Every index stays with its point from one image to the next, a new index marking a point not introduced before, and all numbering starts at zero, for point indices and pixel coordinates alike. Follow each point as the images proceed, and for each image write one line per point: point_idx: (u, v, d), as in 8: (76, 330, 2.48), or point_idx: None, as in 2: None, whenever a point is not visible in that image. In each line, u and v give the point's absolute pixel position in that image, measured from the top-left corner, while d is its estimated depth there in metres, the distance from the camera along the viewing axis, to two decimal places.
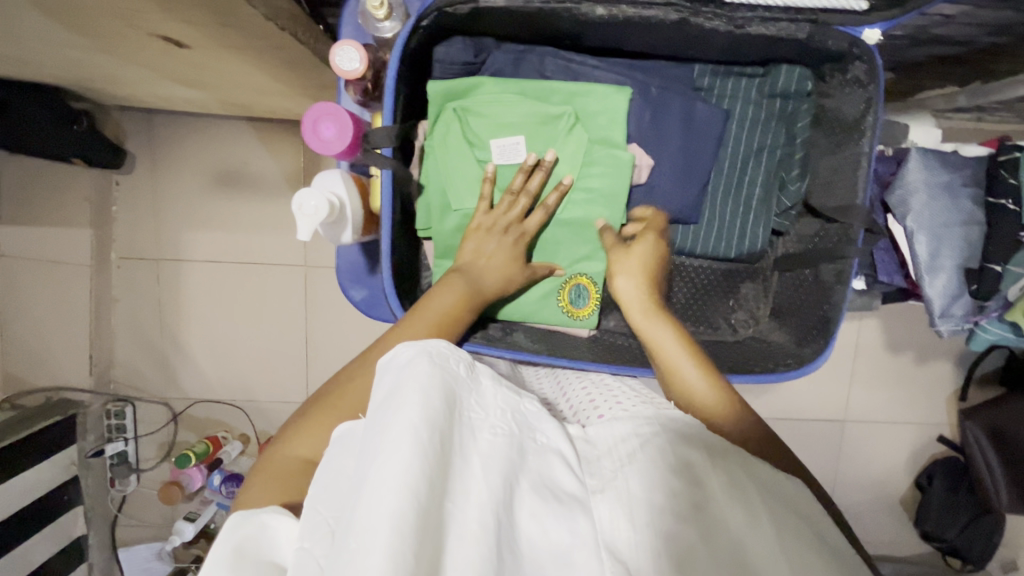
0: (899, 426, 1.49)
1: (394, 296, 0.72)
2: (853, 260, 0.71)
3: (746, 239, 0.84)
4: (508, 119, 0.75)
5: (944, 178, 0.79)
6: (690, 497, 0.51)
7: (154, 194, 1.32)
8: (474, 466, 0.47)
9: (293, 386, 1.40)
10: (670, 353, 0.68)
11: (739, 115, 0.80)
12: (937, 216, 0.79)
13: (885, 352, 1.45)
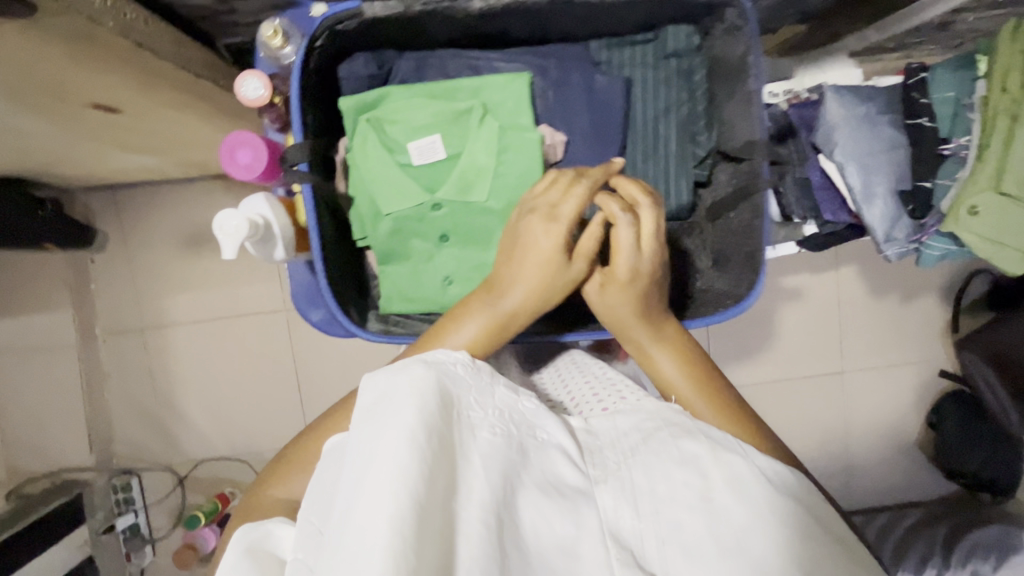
0: (900, 367, 1.48)
1: (337, 308, 0.73)
2: (766, 193, 0.76)
3: (675, 199, 0.82)
4: (419, 121, 0.75)
5: (861, 110, 0.85)
6: (702, 490, 0.50)
7: (128, 265, 1.35)
8: (470, 471, 0.47)
9: (293, 431, 1.41)
10: (669, 379, 0.69)
11: (641, 81, 0.81)
12: (860, 145, 0.84)
13: (869, 298, 1.45)
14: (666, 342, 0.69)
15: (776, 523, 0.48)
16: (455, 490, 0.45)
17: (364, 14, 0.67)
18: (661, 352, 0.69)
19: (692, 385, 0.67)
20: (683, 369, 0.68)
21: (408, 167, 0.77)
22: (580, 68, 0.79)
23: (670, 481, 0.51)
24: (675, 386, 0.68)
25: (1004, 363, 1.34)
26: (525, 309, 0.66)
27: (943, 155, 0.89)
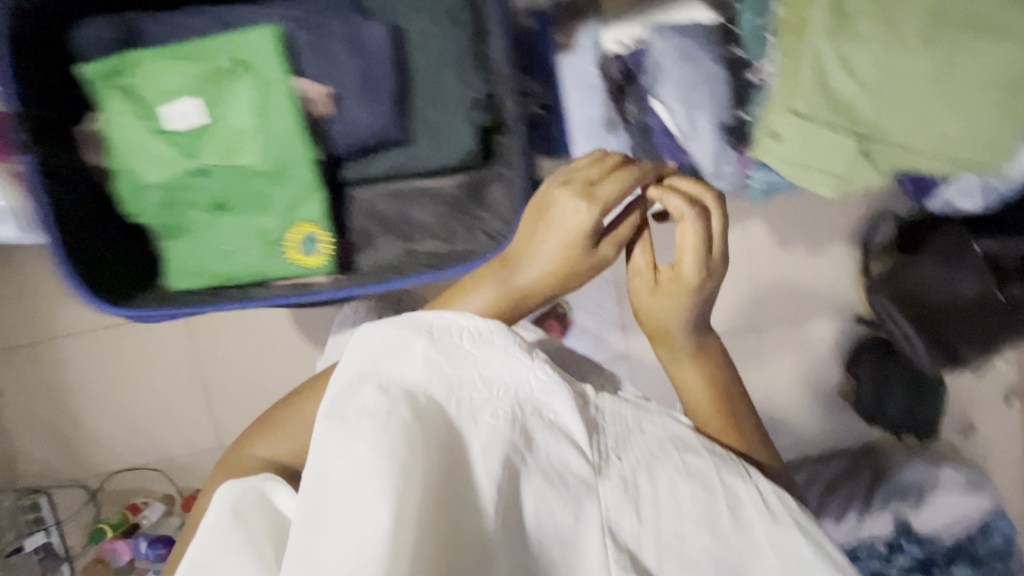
0: (817, 318, 1.48)
1: (84, 289, 0.79)
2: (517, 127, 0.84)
3: (450, 145, 0.87)
4: (173, 85, 0.79)
5: (686, 45, 0.86)
6: (721, 514, 0.60)
7: (12, 280, 1.30)
8: (468, 465, 0.53)
9: (206, 435, 1.38)
10: (688, 393, 0.83)
11: (411, 24, 0.85)
12: (685, 82, 0.86)
13: (778, 250, 1.45)
14: (691, 353, 0.82)
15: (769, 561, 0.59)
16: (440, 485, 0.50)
17: None
18: (690, 365, 0.82)
19: (710, 399, 0.81)
20: (706, 389, 0.82)
21: (168, 132, 0.80)
22: (339, 21, 0.83)
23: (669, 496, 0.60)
24: (697, 399, 0.82)
25: (911, 301, 1.34)
26: (548, 294, 0.75)
27: (757, 84, 0.86)
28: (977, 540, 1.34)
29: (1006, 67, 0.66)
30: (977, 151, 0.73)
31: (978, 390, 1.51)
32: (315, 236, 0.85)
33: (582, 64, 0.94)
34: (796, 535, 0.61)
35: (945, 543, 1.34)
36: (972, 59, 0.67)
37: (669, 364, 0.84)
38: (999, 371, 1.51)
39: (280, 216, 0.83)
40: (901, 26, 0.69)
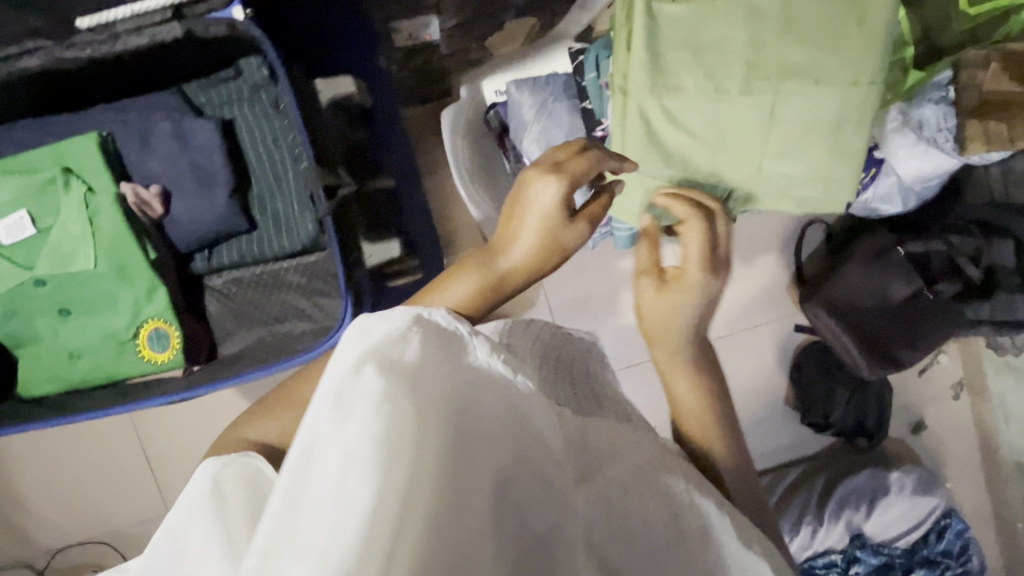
0: (756, 330, 1.48)
1: None
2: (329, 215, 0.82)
3: (286, 229, 1.03)
4: (6, 203, 0.95)
5: (546, 100, 0.87)
6: (709, 549, 0.45)
7: None
8: (485, 469, 0.40)
9: (148, 502, 1.36)
10: (682, 402, 0.66)
11: (237, 119, 1.02)
12: (546, 137, 0.87)
13: None
14: (690, 367, 0.68)
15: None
16: (471, 473, 0.39)
17: None
18: (683, 371, 0.67)
19: (707, 412, 0.65)
20: (698, 395, 0.66)
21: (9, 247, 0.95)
22: (165, 118, 0.99)
23: (664, 526, 0.44)
24: (687, 406, 0.66)
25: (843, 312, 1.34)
26: (527, 278, 0.66)
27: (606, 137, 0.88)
28: (931, 542, 1.33)
29: (810, 117, 0.76)
30: (807, 189, 0.80)
31: (921, 385, 1.51)
32: (163, 330, 0.96)
33: (464, 118, 0.95)
34: (779, 559, 0.49)
35: (899, 547, 1.34)
36: (785, 114, 0.76)
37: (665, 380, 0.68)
38: (941, 366, 1.51)
39: (128, 316, 0.95)
40: (720, 89, 0.75)
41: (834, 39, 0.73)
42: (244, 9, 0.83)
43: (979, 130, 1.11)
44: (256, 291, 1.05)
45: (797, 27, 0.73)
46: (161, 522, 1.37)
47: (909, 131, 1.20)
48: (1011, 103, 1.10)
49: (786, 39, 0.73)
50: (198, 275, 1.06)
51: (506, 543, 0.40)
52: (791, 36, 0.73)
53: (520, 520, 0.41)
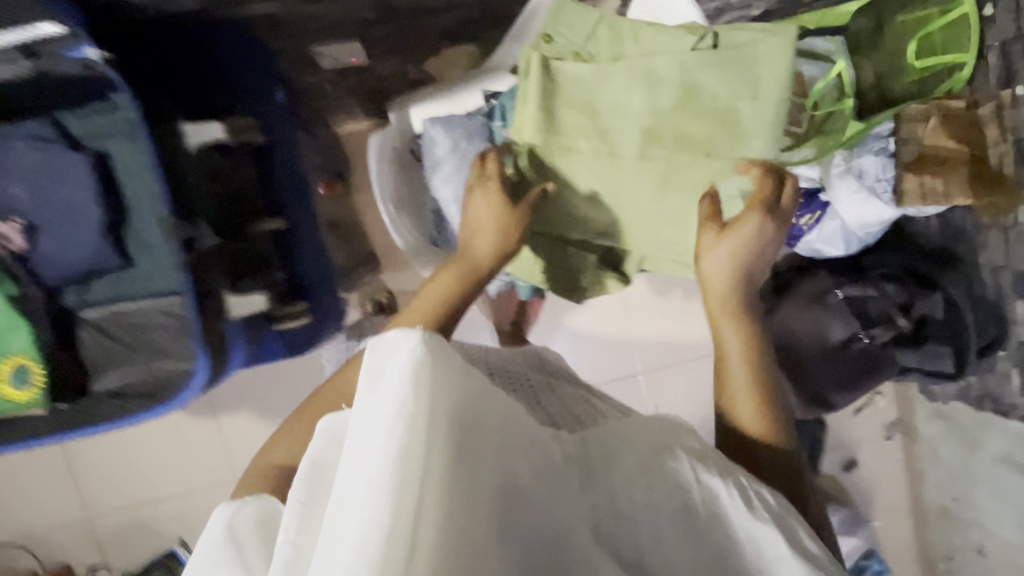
0: (698, 362, 1.48)
1: None
2: None
3: (159, 272, 0.90)
4: None
5: (460, 140, 0.84)
6: (699, 515, 0.51)
7: None
8: (507, 463, 0.46)
9: (69, 506, 1.34)
10: (728, 364, 0.69)
11: (105, 140, 0.87)
12: (458, 178, 0.84)
13: (652, 296, 1.45)
14: (743, 323, 0.70)
15: (774, 563, 0.49)
16: (494, 477, 0.44)
17: None
18: (732, 328, 0.70)
19: (747, 372, 0.68)
20: (745, 347, 0.69)
21: None
22: (22, 139, 0.84)
23: (662, 500, 0.51)
24: (731, 368, 0.69)
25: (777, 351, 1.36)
26: (495, 264, 0.74)
27: None
28: None
29: (703, 188, 0.75)
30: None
31: (857, 424, 1.53)
32: (27, 369, 0.86)
33: (392, 143, 0.93)
34: (794, 525, 0.52)
35: None
36: (679, 182, 0.74)
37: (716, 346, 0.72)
38: (878, 406, 1.53)
39: None
40: (614, 152, 0.74)
41: (730, 111, 0.69)
42: (101, 52, 0.77)
43: (916, 183, 1.12)
44: (140, 324, 0.92)
45: (692, 97, 0.71)
46: (81, 527, 1.34)
47: (851, 178, 1.18)
48: (950, 159, 1.11)
49: (683, 108, 0.71)
50: (69, 310, 0.91)
51: (525, 542, 0.45)
52: (687, 106, 0.70)
53: (534, 524, 0.46)
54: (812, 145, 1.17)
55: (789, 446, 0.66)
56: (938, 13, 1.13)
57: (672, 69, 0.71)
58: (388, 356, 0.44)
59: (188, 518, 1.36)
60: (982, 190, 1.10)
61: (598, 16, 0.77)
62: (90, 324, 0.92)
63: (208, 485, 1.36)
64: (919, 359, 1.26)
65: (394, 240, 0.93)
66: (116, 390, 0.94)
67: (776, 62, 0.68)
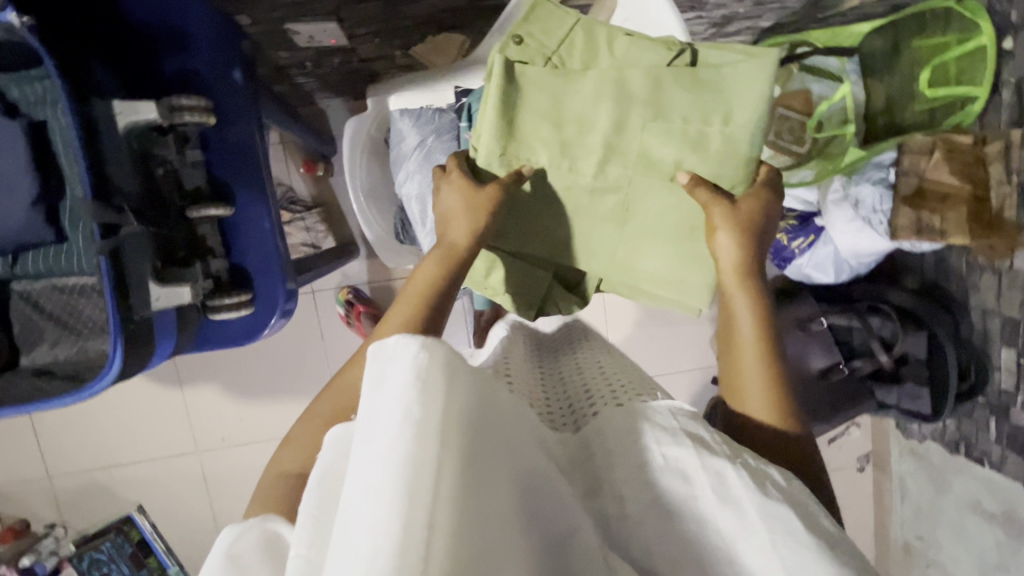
0: (672, 376, 1.45)
1: None
2: (104, 260, 0.59)
3: (57, 258, 0.73)
4: None
5: (428, 137, 0.80)
6: (707, 504, 0.44)
7: None
8: (512, 455, 0.43)
9: (31, 464, 1.34)
10: (738, 349, 0.60)
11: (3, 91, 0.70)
12: (420, 177, 0.80)
13: (634, 307, 1.41)
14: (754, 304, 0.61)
15: (792, 545, 0.40)
16: (501, 469, 0.41)
17: None
18: (744, 302, 0.62)
19: (759, 358, 0.59)
20: (758, 325, 0.60)
21: None
22: None
23: (670, 489, 0.45)
24: (739, 356, 0.60)
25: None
26: (473, 245, 0.65)
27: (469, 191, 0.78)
28: None
29: (666, 216, 0.68)
30: (665, 290, 0.72)
31: (828, 453, 1.51)
32: None
33: (366, 129, 0.91)
34: (808, 509, 0.44)
35: None
36: (644, 207, 0.69)
37: (728, 338, 0.62)
38: (850, 435, 1.51)
39: None
40: (576, 169, 0.67)
41: (697, 137, 0.64)
42: None
43: (912, 218, 1.08)
44: (78, 303, 0.75)
45: (664, 118, 0.64)
46: (42, 484, 1.35)
47: (846, 207, 1.15)
48: (948, 197, 1.07)
49: (651, 130, 0.64)
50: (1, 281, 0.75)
51: (538, 542, 0.42)
52: (653, 128, 0.65)
53: (546, 518, 0.44)
54: (812, 165, 1.13)
55: (806, 433, 0.57)
56: (956, 41, 1.07)
57: (644, 85, 0.64)
58: (392, 356, 0.40)
59: (149, 483, 1.38)
60: (977, 233, 1.06)
61: (573, 16, 0.68)
62: (23, 299, 0.75)
63: (170, 453, 1.37)
64: (897, 397, 1.24)
65: (363, 229, 0.95)
66: (45, 367, 0.73)
67: (749, 91, 0.62)
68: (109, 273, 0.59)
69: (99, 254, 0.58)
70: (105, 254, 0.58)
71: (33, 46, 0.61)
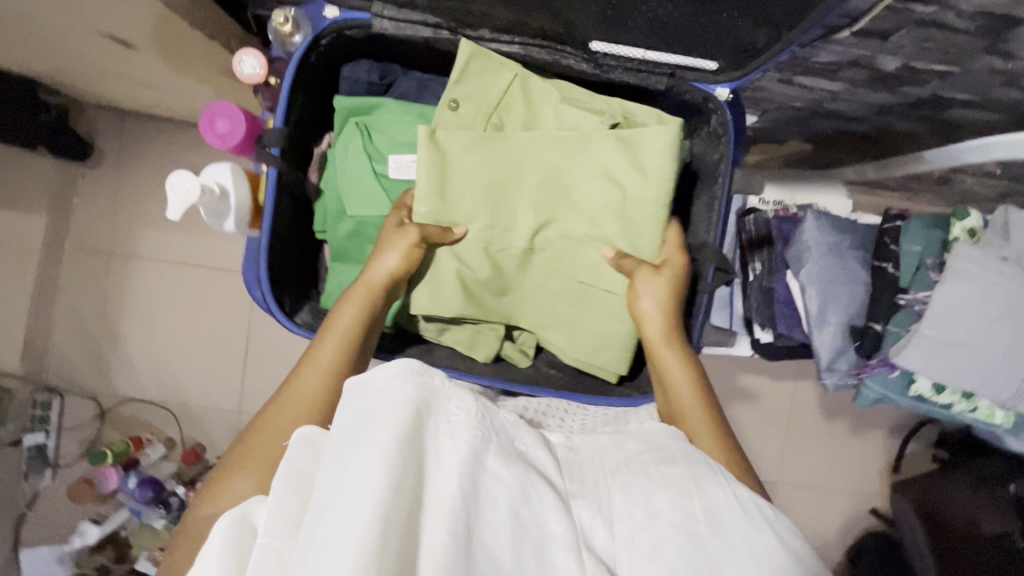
0: (835, 494, 1.46)
1: (270, 296, 0.69)
2: (703, 296, 0.74)
3: None
4: (406, 137, 0.73)
5: (834, 240, 0.81)
6: (694, 523, 0.42)
7: (115, 191, 1.34)
8: (435, 464, 0.40)
9: (225, 391, 1.39)
10: (683, 404, 0.66)
11: None
12: (828, 273, 0.80)
13: (819, 417, 1.43)
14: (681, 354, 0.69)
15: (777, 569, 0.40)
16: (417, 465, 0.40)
17: (372, 27, 0.66)
18: (675, 355, 0.69)
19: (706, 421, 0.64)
20: (689, 376, 0.67)
21: (381, 178, 0.73)
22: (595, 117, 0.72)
23: (667, 504, 0.43)
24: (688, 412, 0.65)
25: (890, 542, 1.39)
26: (387, 281, 0.67)
27: (903, 305, 0.78)
28: None
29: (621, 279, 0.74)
30: (587, 353, 0.76)
31: None
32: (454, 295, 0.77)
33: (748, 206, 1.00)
34: None
35: None
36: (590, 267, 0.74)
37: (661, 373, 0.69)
38: None
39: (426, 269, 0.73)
40: (510, 231, 0.72)
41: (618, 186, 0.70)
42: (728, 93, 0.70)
43: None
44: None
45: (526, 161, 0.70)
46: (229, 415, 1.39)
47: None
48: None
49: (559, 196, 0.71)
50: None
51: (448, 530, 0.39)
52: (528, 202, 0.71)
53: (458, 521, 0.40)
54: None
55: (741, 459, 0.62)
56: None
57: (559, 147, 0.70)
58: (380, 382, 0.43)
59: None
60: None
61: (511, 71, 0.69)
62: None
63: None
64: None
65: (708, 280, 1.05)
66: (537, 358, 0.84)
67: (663, 153, 0.67)
68: (705, 307, 0.74)
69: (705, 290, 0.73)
70: (707, 291, 0.74)
71: (732, 148, 0.71)
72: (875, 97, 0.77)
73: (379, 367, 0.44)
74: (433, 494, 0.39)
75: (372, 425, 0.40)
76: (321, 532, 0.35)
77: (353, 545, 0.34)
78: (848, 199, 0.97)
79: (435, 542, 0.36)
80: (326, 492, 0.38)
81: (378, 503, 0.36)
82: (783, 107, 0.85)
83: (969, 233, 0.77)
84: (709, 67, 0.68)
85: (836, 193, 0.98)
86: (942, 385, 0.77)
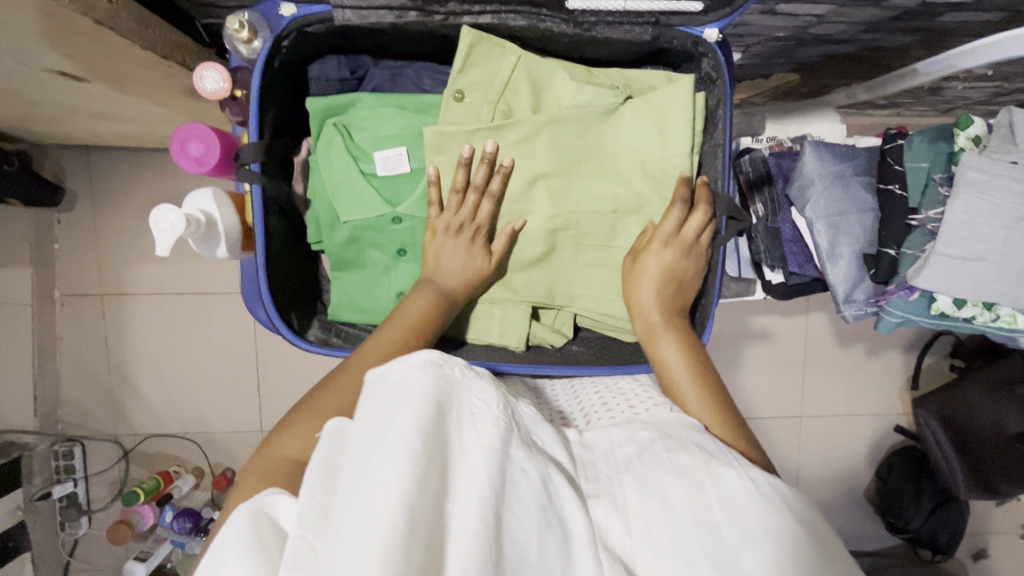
0: (858, 418, 1.47)
1: (276, 317, 0.67)
2: (720, 249, 0.73)
3: None
4: (391, 130, 0.70)
5: (836, 168, 0.79)
6: (711, 512, 0.43)
7: (95, 230, 1.30)
8: (464, 461, 0.40)
9: (242, 413, 1.38)
10: (677, 381, 0.64)
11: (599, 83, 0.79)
12: (833, 205, 0.79)
13: (836, 346, 1.44)
14: (679, 334, 0.67)
15: (791, 552, 0.41)
16: (443, 456, 0.39)
17: (335, 20, 0.63)
18: (671, 341, 0.66)
19: (703, 387, 0.63)
20: (688, 365, 0.64)
21: (372, 178, 0.71)
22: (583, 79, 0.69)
23: (680, 496, 0.44)
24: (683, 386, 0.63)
25: (917, 456, 1.41)
26: (467, 285, 0.68)
27: (915, 226, 0.77)
28: None
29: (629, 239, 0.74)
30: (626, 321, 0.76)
31: (997, 519, 1.50)
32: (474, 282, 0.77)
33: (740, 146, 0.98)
34: None
35: None
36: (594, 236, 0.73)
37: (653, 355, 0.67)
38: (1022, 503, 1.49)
39: None
40: (527, 215, 0.72)
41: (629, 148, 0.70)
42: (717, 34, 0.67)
43: None
44: None
45: (531, 141, 0.70)
46: (252, 435, 1.39)
47: None
48: None
49: (572, 170, 0.71)
50: None
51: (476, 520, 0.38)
52: (545, 187, 0.71)
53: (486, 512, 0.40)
54: None
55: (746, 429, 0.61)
56: None
57: (577, 122, 0.69)
58: (400, 375, 0.43)
59: None
60: None
61: (513, 54, 0.67)
62: None
63: None
64: None
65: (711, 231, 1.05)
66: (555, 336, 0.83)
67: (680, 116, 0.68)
68: (723, 258, 0.73)
69: (724, 241, 0.72)
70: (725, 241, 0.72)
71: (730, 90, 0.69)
72: (861, 14, 0.74)
73: (399, 358, 0.44)
74: (459, 488, 0.39)
75: (398, 414, 0.39)
76: (348, 518, 0.35)
77: (380, 531, 0.33)
78: (841, 124, 0.95)
79: (464, 535, 0.36)
80: (356, 482, 0.37)
81: (405, 492, 0.35)
82: (767, 39, 0.82)
83: (974, 141, 0.75)
84: (694, 8, 0.65)
85: (828, 119, 0.96)
86: (963, 300, 0.77)
